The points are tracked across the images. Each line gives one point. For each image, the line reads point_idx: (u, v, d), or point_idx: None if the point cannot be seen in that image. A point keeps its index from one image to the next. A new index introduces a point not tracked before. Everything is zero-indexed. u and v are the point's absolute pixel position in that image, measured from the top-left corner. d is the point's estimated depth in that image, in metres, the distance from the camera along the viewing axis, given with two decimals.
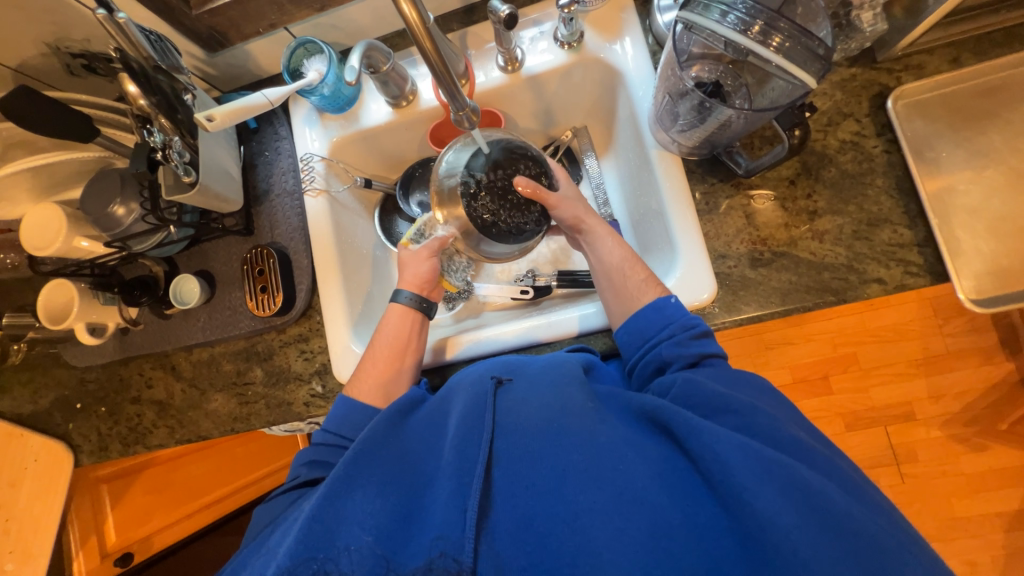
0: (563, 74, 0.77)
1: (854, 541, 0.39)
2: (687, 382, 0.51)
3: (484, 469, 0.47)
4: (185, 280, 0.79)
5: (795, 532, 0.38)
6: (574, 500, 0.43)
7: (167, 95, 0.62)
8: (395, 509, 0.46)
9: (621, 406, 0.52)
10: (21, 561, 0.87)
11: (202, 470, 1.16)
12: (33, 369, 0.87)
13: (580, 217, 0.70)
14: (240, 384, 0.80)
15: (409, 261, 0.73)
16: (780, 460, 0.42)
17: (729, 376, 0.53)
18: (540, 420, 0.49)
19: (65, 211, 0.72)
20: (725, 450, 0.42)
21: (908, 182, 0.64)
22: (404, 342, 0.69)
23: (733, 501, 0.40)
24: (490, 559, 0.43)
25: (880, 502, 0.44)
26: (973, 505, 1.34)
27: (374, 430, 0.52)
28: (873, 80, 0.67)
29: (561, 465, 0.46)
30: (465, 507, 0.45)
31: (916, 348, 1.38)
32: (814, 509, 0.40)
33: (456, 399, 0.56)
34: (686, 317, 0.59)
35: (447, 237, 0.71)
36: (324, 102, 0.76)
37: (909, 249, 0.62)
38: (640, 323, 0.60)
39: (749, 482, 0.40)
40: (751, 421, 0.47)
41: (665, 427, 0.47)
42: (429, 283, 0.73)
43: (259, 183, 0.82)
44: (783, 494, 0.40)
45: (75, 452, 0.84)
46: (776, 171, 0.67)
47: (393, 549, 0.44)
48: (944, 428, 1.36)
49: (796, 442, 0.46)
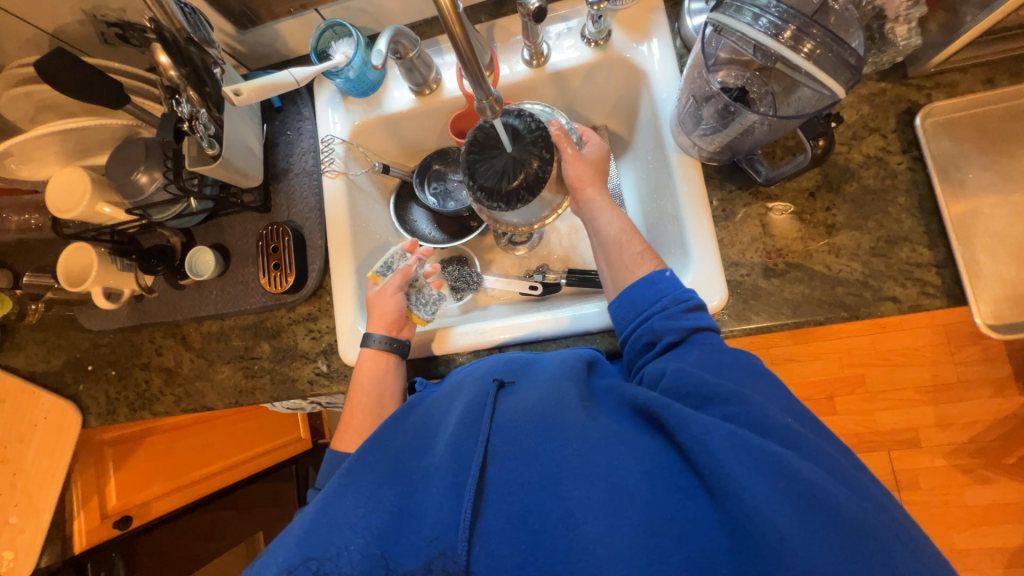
0: (588, 72, 0.76)
1: (844, 530, 0.38)
2: (677, 372, 0.51)
3: (480, 465, 0.47)
4: (201, 252, 0.80)
5: (785, 518, 0.37)
6: (567, 497, 0.43)
7: (197, 67, 0.63)
8: (390, 504, 0.47)
9: (616, 401, 0.52)
10: (24, 515, 0.88)
11: (203, 441, 1.21)
12: (49, 329, 0.90)
13: (580, 183, 0.68)
14: (247, 358, 0.81)
15: (376, 301, 0.73)
16: (768, 448, 0.41)
17: (721, 355, 0.53)
18: (534, 416, 0.50)
19: (91, 176, 0.74)
20: (713, 441, 0.42)
21: (930, 201, 0.63)
22: (382, 389, 0.69)
23: (721, 491, 0.40)
24: (484, 560, 0.43)
25: (880, 499, 0.43)
26: (972, 538, 1.32)
27: (376, 434, 0.55)
28: (902, 96, 0.66)
29: (555, 460, 0.46)
30: (459, 504, 0.46)
31: (926, 374, 1.36)
32: (802, 496, 0.39)
33: (457, 399, 0.57)
34: (679, 290, 0.58)
35: (409, 266, 0.76)
36: (349, 85, 0.77)
37: (927, 269, 0.61)
38: (632, 297, 0.60)
39: (736, 472, 0.40)
40: (739, 411, 0.46)
41: (656, 420, 0.47)
42: (395, 323, 0.72)
43: (279, 162, 0.83)
44: (773, 484, 0.39)
45: (83, 413, 0.86)
46: (795, 182, 0.67)
47: (390, 548, 0.44)
48: (949, 457, 1.34)
49: (787, 430, 0.44)
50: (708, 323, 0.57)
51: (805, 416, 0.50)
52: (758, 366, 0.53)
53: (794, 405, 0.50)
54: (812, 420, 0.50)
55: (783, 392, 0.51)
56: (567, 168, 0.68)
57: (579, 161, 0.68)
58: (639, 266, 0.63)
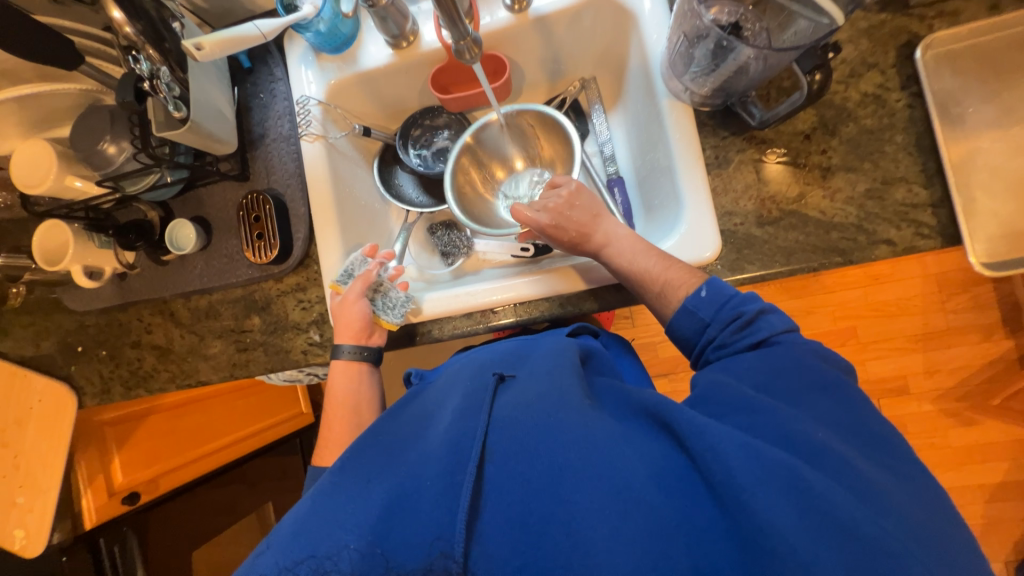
0: (573, 17, 0.72)
1: (861, 549, 0.33)
2: (710, 385, 0.46)
3: (477, 462, 0.42)
4: (180, 226, 0.77)
5: (796, 532, 0.34)
6: (571, 501, 0.38)
7: (153, 21, 0.59)
8: (379, 501, 0.41)
9: (622, 404, 0.48)
10: (30, 495, 0.89)
11: (205, 419, 1.22)
12: (34, 312, 0.88)
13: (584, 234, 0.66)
14: (238, 331, 0.80)
15: (342, 309, 0.70)
16: (786, 458, 0.37)
17: (771, 365, 0.47)
18: (536, 414, 0.44)
19: (56, 148, 0.71)
20: (728, 450, 0.37)
21: (928, 138, 0.61)
22: (359, 400, 0.69)
23: (732, 503, 0.36)
24: (483, 561, 0.38)
25: (896, 447, 0.42)
26: (956, 477, 1.37)
27: (372, 429, 0.52)
28: (903, 27, 0.63)
29: (558, 462, 0.41)
30: (453, 507, 0.40)
31: (917, 323, 1.37)
32: (815, 511, 0.35)
33: (454, 394, 0.52)
34: (723, 311, 0.53)
35: (370, 270, 0.71)
36: (320, 40, 0.73)
37: (922, 209, 0.60)
38: (679, 332, 0.57)
39: (750, 482, 0.36)
40: (762, 420, 0.41)
41: (664, 422, 0.42)
42: (363, 331, 0.69)
43: (254, 127, 0.79)
44: (788, 495, 0.35)
45: (78, 394, 0.86)
46: (790, 125, 0.65)
47: (391, 546, 0.39)
48: (936, 402, 1.37)
49: (815, 442, 0.39)
50: (769, 333, 0.50)
51: (831, 386, 0.45)
52: (806, 371, 0.46)
53: (833, 411, 0.43)
54: (837, 389, 0.45)
55: (821, 385, 0.45)
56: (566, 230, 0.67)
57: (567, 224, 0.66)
58: (669, 292, 0.58)
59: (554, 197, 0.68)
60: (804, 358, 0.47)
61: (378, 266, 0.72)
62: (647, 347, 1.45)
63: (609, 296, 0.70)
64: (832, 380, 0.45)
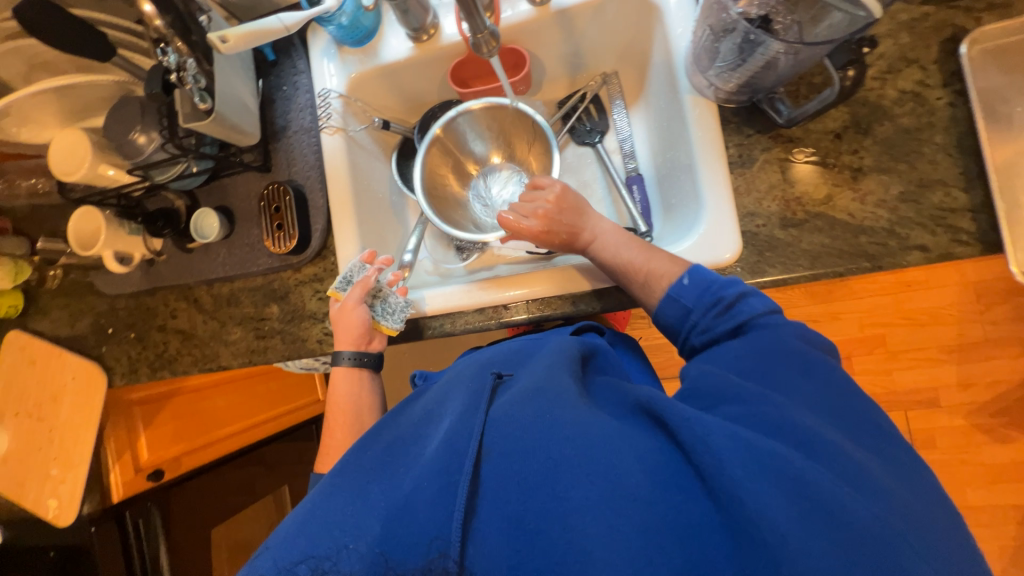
0: (596, 10, 0.71)
1: (856, 539, 0.33)
2: (698, 373, 0.47)
3: (473, 462, 0.42)
4: (205, 215, 0.80)
5: (788, 522, 0.33)
6: (565, 497, 0.38)
7: (181, 15, 0.61)
8: (379, 503, 0.42)
9: (619, 400, 0.47)
10: (63, 468, 0.94)
11: (226, 402, 1.26)
12: (69, 294, 0.92)
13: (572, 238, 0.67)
14: (257, 319, 0.82)
15: (341, 317, 0.70)
16: (776, 451, 0.37)
17: (757, 351, 0.47)
18: (530, 410, 0.44)
19: (91, 137, 0.74)
20: (718, 442, 0.37)
21: (971, 138, 0.58)
22: (360, 407, 0.71)
23: (723, 495, 0.35)
24: (478, 562, 0.38)
25: (888, 431, 0.43)
26: (987, 495, 1.30)
27: (372, 431, 0.53)
28: (947, 21, 0.60)
29: (551, 458, 0.40)
30: (450, 504, 0.40)
31: (951, 333, 1.31)
32: (806, 500, 0.34)
33: (455, 390, 0.52)
34: (706, 293, 0.54)
35: (368, 277, 0.71)
36: (343, 33, 0.73)
37: (961, 215, 0.57)
38: (665, 317, 0.57)
39: (741, 474, 0.35)
40: (754, 411, 0.41)
41: (657, 416, 0.42)
42: (362, 338, 0.71)
43: (277, 119, 0.80)
44: (780, 488, 0.35)
45: (108, 373, 0.90)
46: (820, 123, 0.62)
47: (390, 546, 0.39)
48: (969, 417, 1.31)
49: (807, 434, 0.39)
50: (750, 314, 0.50)
51: (822, 371, 0.45)
52: (794, 355, 0.46)
53: (825, 398, 0.43)
54: (825, 374, 0.45)
55: (803, 366, 0.45)
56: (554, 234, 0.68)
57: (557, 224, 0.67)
58: (653, 283, 0.59)
59: (541, 202, 0.68)
60: (788, 341, 0.47)
61: (376, 272, 0.72)
62: (663, 348, 1.42)
63: (622, 296, 0.69)
64: (820, 361, 0.45)
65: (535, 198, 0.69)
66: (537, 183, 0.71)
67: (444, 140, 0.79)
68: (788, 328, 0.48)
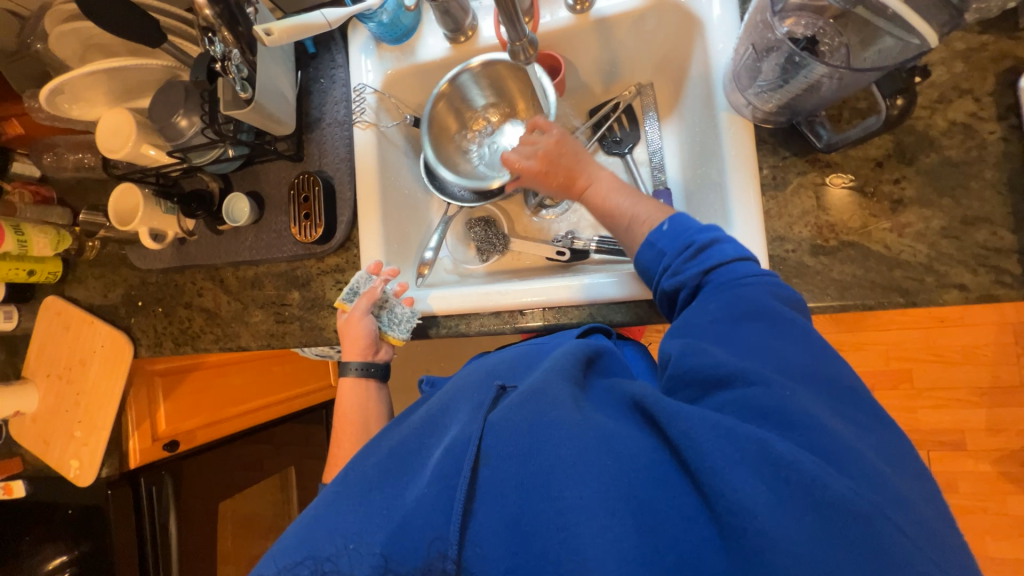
0: (635, 21, 0.70)
1: (846, 529, 0.32)
2: (683, 351, 0.46)
3: (471, 467, 0.41)
4: (237, 199, 0.82)
5: (770, 512, 0.32)
6: (558, 497, 0.38)
7: (230, 6, 0.63)
8: (381, 505, 0.43)
9: (615, 398, 0.46)
10: (86, 430, 0.99)
11: (242, 380, 1.30)
12: (105, 265, 0.96)
13: (565, 178, 0.67)
14: (279, 304, 0.84)
15: (351, 326, 0.73)
16: (756, 435, 0.36)
17: (735, 312, 0.46)
18: (525, 408, 0.44)
19: (136, 117, 0.77)
20: (701, 434, 0.37)
21: (1023, 176, 0.55)
22: (368, 411, 0.72)
23: (707, 487, 0.35)
24: (477, 563, 0.38)
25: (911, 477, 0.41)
26: (1008, 548, 1.24)
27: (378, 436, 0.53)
28: (1007, 52, 0.57)
29: (547, 460, 0.40)
30: (450, 505, 0.40)
31: (983, 375, 1.25)
32: (787, 486, 0.33)
33: (463, 393, 0.52)
34: (681, 239, 0.54)
35: (376, 287, 0.72)
36: (382, 30, 0.75)
37: (1006, 256, 0.54)
38: (641, 266, 0.57)
39: (721, 464, 0.35)
40: (738, 396, 0.40)
41: (649, 412, 0.41)
42: (369, 347, 0.73)
43: (312, 110, 0.82)
44: (760, 478, 0.34)
45: (135, 344, 0.93)
46: (861, 150, 0.60)
47: (391, 547, 0.39)
48: (996, 464, 1.25)
49: (793, 413, 0.37)
50: (719, 260, 0.50)
51: (806, 344, 0.43)
52: (768, 320, 0.44)
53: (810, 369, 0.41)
54: (806, 343, 0.43)
55: (782, 334, 0.43)
56: (547, 172, 0.67)
57: (549, 161, 0.67)
58: (635, 227, 0.59)
59: (541, 144, 0.68)
60: (766, 303, 0.46)
61: (383, 281, 0.73)
62: None
63: (641, 310, 0.68)
64: (794, 323, 0.44)
65: (535, 140, 0.69)
66: (536, 122, 0.70)
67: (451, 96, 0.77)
68: (760, 283, 0.47)
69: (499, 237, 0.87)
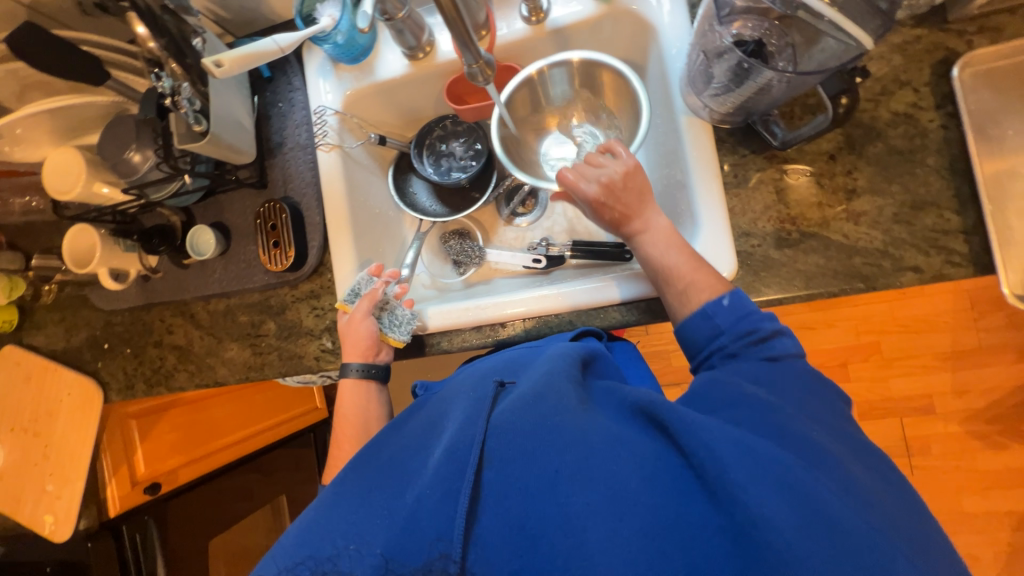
0: (590, 29, 0.71)
1: (846, 543, 0.34)
2: (711, 380, 0.47)
3: (475, 466, 0.41)
4: (201, 231, 0.80)
5: (790, 527, 0.34)
6: (568, 503, 0.38)
7: (175, 38, 0.61)
8: (382, 509, 0.42)
9: (617, 402, 0.47)
10: (59, 484, 0.95)
11: (225, 412, 1.25)
12: (64, 308, 0.92)
13: (624, 216, 0.60)
14: (254, 335, 0.82)
15: (349, 329, 0.71)
16: (782, 459, 0.37)
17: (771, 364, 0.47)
18: (531, 414, 0.43)
19: (85, 155, 0.74)
20: (724, 449, 0.37)
21: (963, 160, 0.58)
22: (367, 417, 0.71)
23: (725, 496, 0.36)
24: (481, 567, 0.38)
25: (884, 462, 0.43)
26: (980, 502, 1.31)
27: (372, 443, 0.52)
28: (940, 43, 0.60)
29: (553, 466, 0.40)
30: (454, 513, 0.40)
31: (945, 341, 1.32)
32: (809, 510, 0.35)
33: (456, 400, 0.52)
34: (739, 322, 0.51)
35: (377, 288, 0.71)
36: (338, 51, 0.74)
37: (954, 236, 0.58)
38: (687, 333, 0.54)
39: (746, 481, 0.36)
40: (760, 418, 0.42)
41: (658, 420, 0.42)
42: (370, 349, 0.71)
43: (272, 135, 0.80)
44: (785, 497, 0.35)
45: (104, 389, 0.89)
46: (815, 144, 0.62)
47: (393, 550, 0.39)
48: (963, 424, 1.32)
49: (810, 443, 0.40)
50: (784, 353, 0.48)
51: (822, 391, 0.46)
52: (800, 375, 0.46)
53: (822, 410, 0.44)
54: (823, 391, 0.46)
55: (815, 390, 0.46)
56: (604, 208, 0.60)
57: (614, 194, 0.60)
58: (692, 292, 0.55)
59: (609, 170, 0.60)
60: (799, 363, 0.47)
61: (384, 282, 0.72)
62: (660, 355, 1.43)
63: (621, 313, 0.69)
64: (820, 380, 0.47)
65: (603, 164, 0.61)
66: (612, 144, 0.63)
67: (534, 82, 0.73)
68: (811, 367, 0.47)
69: (473, 249, 0.87)
